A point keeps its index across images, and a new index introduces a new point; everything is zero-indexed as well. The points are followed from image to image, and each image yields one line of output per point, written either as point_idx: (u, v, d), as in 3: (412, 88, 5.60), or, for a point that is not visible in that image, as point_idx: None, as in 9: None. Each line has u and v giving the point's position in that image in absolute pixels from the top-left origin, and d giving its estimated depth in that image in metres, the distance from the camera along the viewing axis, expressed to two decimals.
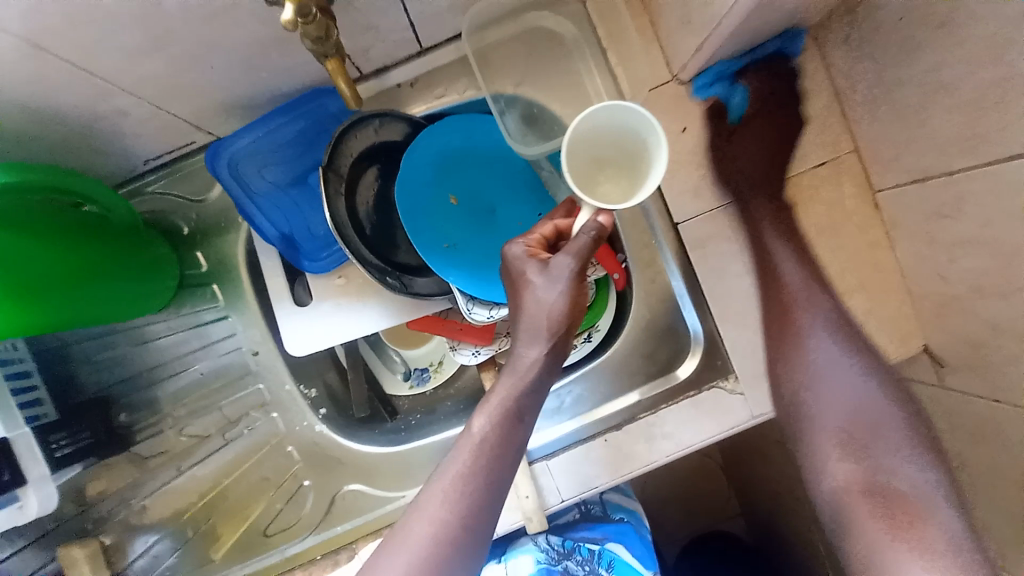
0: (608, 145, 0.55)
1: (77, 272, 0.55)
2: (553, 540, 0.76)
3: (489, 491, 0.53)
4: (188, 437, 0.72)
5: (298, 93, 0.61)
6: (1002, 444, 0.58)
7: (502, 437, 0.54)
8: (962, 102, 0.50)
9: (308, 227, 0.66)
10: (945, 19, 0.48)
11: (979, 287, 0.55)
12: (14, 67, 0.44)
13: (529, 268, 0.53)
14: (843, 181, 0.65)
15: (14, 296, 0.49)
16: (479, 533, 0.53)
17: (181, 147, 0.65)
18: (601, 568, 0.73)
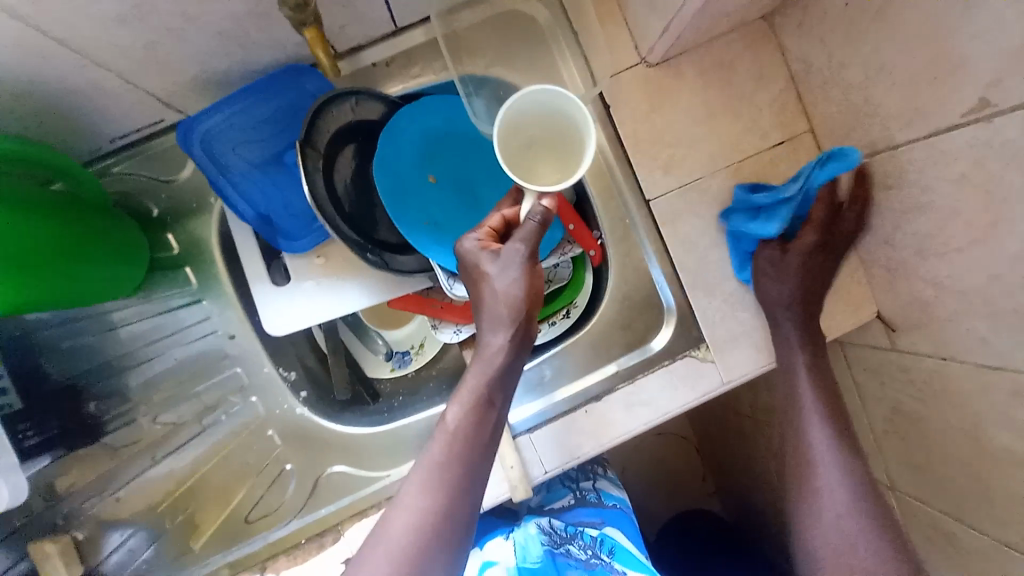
0: (539, 125, 0.57)
1: (61, 250, 0.54)
2: (555, 524, 0.79)
3: (470, 478, 0.54)
4: (163, 425, 0.69)
5: (273, 69, 0.61)
6: (950, 399, 0.62)
7: (476, 423, 0.55)
8: (901, 80, 0.55)
9: (285, 207, 0.66)
10: (883, 5, 0.52)
11: (923, 252, 0.60)
12: None
13: (481, 261, 0.54)
14: (801, 158, 0.70)
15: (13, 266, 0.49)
16: (462, 520, 0.53)
17: (149, 127, 0.64)
18: (604, 554, 0.75)
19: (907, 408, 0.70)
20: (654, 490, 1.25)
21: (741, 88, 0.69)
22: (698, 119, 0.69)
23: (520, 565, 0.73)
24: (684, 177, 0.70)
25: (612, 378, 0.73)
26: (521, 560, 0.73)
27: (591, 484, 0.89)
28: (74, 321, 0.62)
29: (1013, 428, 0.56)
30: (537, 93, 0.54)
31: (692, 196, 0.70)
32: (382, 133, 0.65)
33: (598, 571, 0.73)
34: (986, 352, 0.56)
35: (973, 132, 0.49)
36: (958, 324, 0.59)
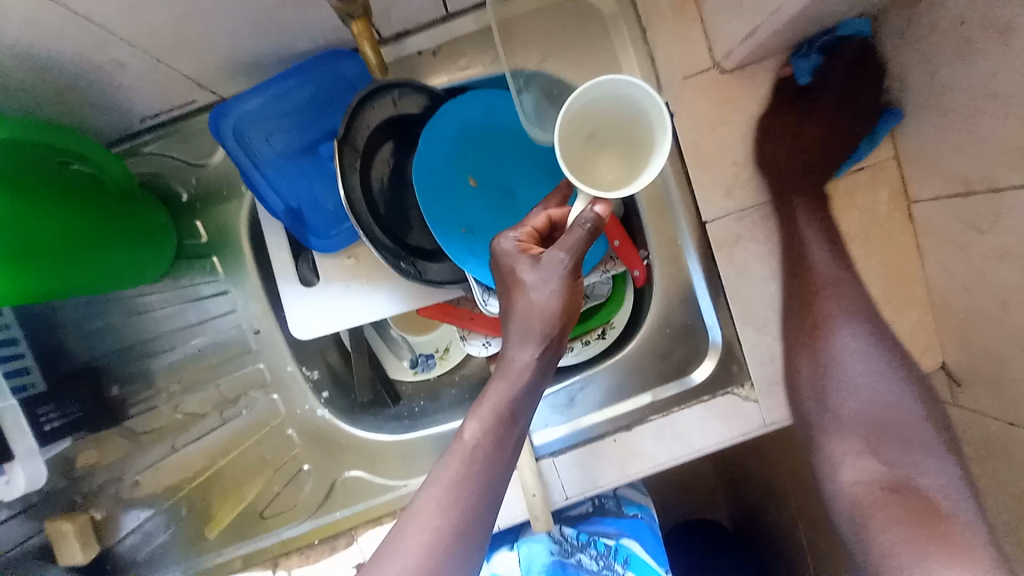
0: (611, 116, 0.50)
1: (65, 239, 0.50)
2: (567, 533, 0.78)
3: (487, 497, 0.50)
4: (183, 415, 0.68)
5: (313, 55, 0.56)
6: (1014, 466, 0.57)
7: (496, 440, 0.52)
8: (1008, 114, 0.48)
9: (316, 202, 0.62)
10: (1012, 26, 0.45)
11: (1008, 306, 0.54)
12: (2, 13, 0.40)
13: (520, 267, 0.51)
14: (879, 186, 0.64)
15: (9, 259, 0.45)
16: (474, 542, 0.50)
17: (180, 107, 0.60)
18: (618, 564, 0.74)
19: None
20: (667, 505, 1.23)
21: None
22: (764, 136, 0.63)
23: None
24: (742, 199, 0.64)
25: (646, 408, 0.69)
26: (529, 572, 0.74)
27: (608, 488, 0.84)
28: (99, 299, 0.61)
29: None
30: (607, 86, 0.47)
31: (748, 218, 0.65)
32: (424, 132, 0.60)
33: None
34: None
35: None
36: None
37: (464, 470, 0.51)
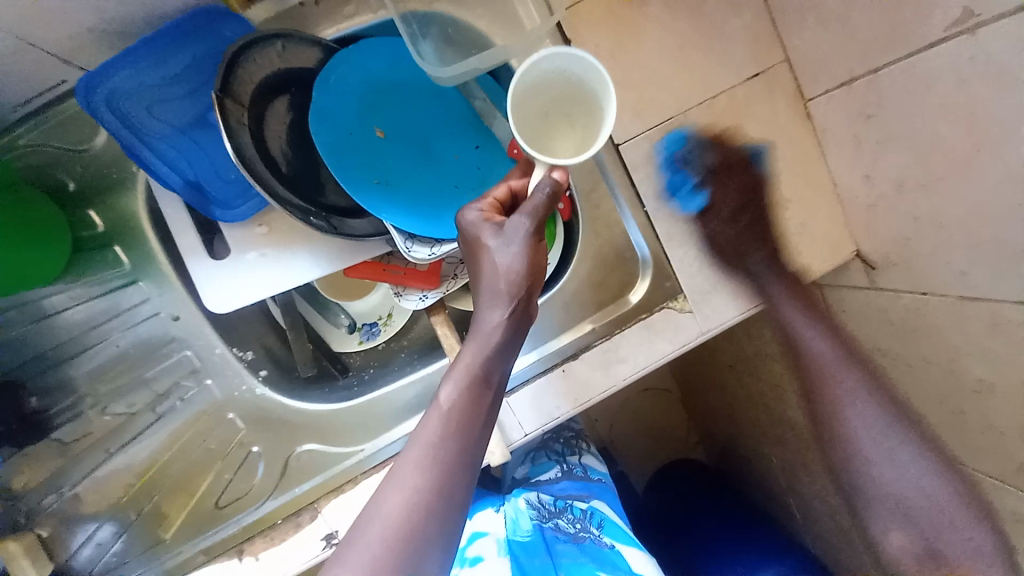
0: (581, 111, 0.51)
1: None
2: (544, 500, 0.81)
3: (465, 453, 0.48)
4: (114, 417, 0.66)
5: (181, 13, 0.54)
6: (934, 341, 0.61)
7: (473, 401, 0.50)
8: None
9: (216, 172, 0.60)
10: None
11: (901, 184, 0.57)
12: None
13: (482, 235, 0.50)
14: (776, 93, 0.65)
15: None
16: (455, 500, 0.47)
17: (52, 90, 0.57)
18: (593, 526, 0.77)
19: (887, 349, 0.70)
20: (642, 445, 1.27)
21: (712, 16, 0.63)
22: (669, 55, 0.63)
23: (510, 537, 0.75)
24: (656, 119, 0.64)
25: (585, 337, 0.70)
26: (511, 533, 0.76)
27: (577, 458, 0.94)
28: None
29: (997, 363, 0.55)
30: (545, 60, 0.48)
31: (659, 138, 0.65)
32: (318, 83, 0.59)
33: (588, 543, 0.73)
34: (965, 285, 0.55)
35: (955, 49, 0.46)
36: (937, 257, 0.57)
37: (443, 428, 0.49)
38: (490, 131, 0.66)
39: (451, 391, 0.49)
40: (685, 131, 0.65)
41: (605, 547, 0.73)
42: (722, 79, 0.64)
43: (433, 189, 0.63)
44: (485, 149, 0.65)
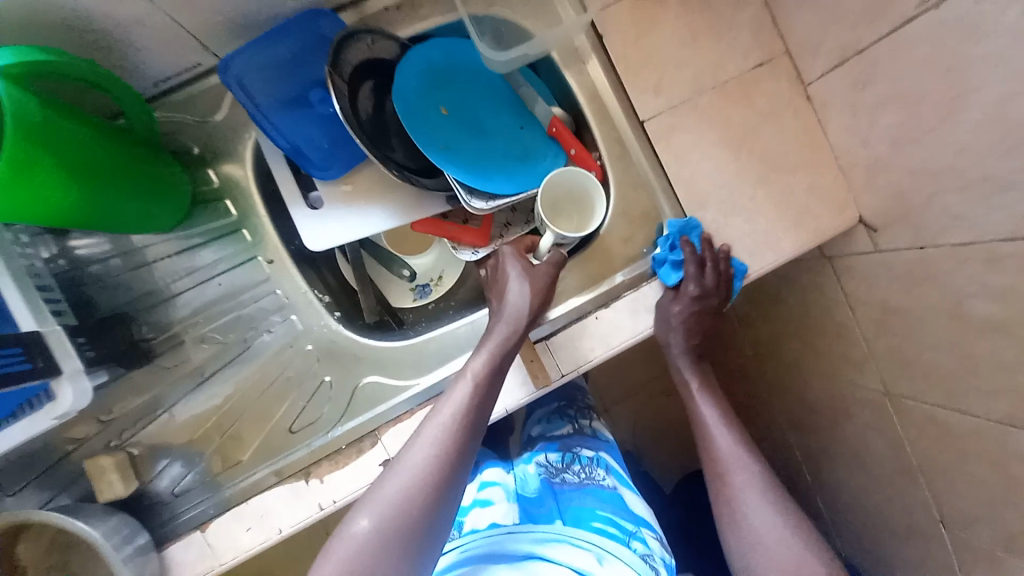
0: (576, 206, 0.80)
1: (99, 168, 0.57)
2: (551, 458, 0.85)
3: (479, 422, 0.63)
4: (209, 346, 0.79)
5: (292, 16, 0.67)
6: (941, 288, 0.67)
7: (490, 378, 0.66)
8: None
9: (313, 139, 0.72)
10: None
11: (897, 145, 0.65)
12: None
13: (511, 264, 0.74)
14: (779, 78, 0.74)
15: (56, 179, 0.52)
16: (468, 453, 0.62)
17: (187, 71, 0.69)
18: (598, 471, 0.81)
19: (898, 307, 0.75)
20: (663, 438, 1.30)
21: (720, 13, 0.73)
22: (684, 44, 0.73)
23: (518, 492, 0.79)
24: (673, 100, 0.73)
25: (572, 312, 0.78)
26: (520, 489, 0.80)
27: (588, 421, 0.94)
28: (111, 255, 0.74)
29: (994, 298, 0.61)
30: (560, 174, 0.76)
31: (681, 115, 0.74)
32: (399, 68, 0.71)
33: (592, 486, 0.77)
34: (961, 230, 0.62)
35: (929, 21, 0.55)
36: (935, 208, 0.64)
37: (464, 400, 0.64)
38: (532, 114, 0.79)
39: (475, 370, 0.66)
40: (700, 109, 0.74)
41: (608, 488, 0.77)
42: (732, 65, 0.74)
43: (488, 157, 0.75)
44: (528, 129, 0.79)
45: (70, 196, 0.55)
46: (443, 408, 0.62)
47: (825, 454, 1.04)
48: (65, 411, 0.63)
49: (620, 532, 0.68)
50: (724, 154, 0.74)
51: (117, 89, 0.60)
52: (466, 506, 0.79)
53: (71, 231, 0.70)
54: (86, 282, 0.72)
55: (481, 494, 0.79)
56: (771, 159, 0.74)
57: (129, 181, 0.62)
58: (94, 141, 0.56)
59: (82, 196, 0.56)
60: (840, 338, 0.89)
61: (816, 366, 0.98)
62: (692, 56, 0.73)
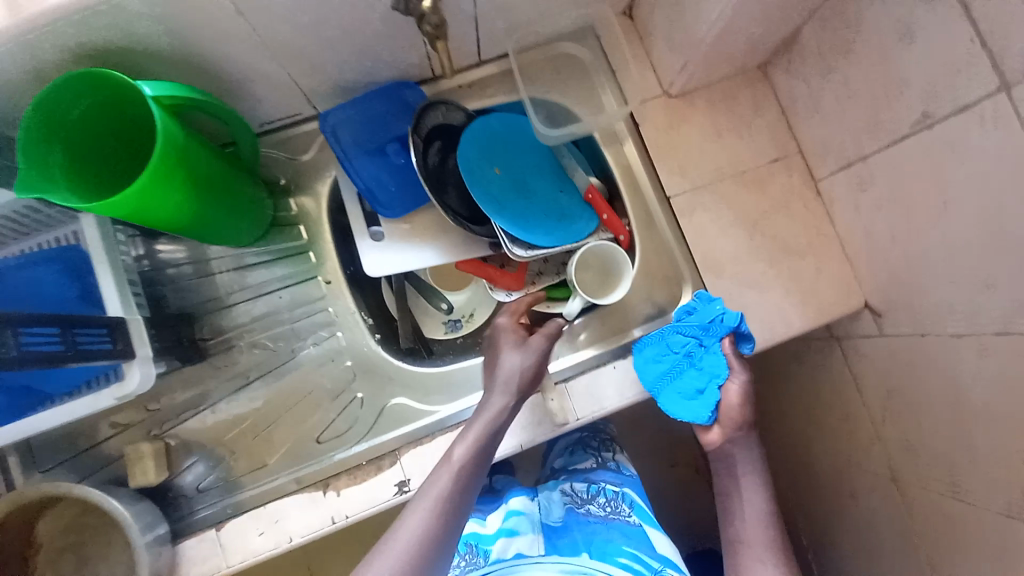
0: (602, 263, 0.89)
1: (211, 182, 0.67)
2: (577, 488, 0.86)
3: (463, 508, 0.64)
4: (258, 352, 0.85)
5: (382, 84, 0.81)
6: (941, 374, 0.72)
7: (476, 461, 0.67)
8: (863, 100, 0.70)
9: (383, 181, 0.83)
10: (847, 49, 0.70)
11: (897, 240, 0.73)
12: (228, 45, 0.63)
13: (505, 339, 0.76)
14: (792, 174, 0.85)
15: (181, 186, 0.62)
16: (452, 540, 0.62)
17: (289, 117, 0.81)
18: (623, 507, 0.80)
19: (901, 390, 0.79)
20: (669, 508, 1.28)
21: (742, 116, 0.85)
22: (710, 137, 0.85)
23: (543, 520, 0.80)
24: (698, 181, 0.84)
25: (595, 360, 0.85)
26: (545, 517, 0.81)
27: (613, 454, 0.94)
28: (185, 261, 0.83)
29: (987, 388, 0.66)
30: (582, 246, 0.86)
31: (703, 195, 0.84)
32: (465, 132, 0.84)
33: (617, 522, 0.77)
34: (957, 322, 0.68)
35: (921, 139, 0.65)
36: (932, 299, 0.71)
37: (451, 482, 0.65)
38: (572, 181, 0.90)
39: (461, 455, 0.67)
40: (722, 192, 0.84)
41: (633, 525, 0.77)
42: (751, 158, 0.85)
43: (531, 212, 0.86)
44: (567, 193, 0.89)
45: (186, 201, 0.64)
46: (430, 493, 0.63)
47: (832, 540, 1.02)
48: (131, 391, 0.70)
49: (645, 570, 0.69)
50: (740, 232, 0.83)
51: (239, 133, 0.70)
52: (490, 534, 0.77)
53: (160, 236, 0.81)
54: (162, 283, 0.81)
55: (506, 524, 0.78)
56: (782, 242, 0.83)
57: (228, 196, 0.71)
58: (212, 162, 0.67)
59: (193, 203, 0.65)
60: (847, 418, 0.93)
61: (824, 444, 1.00)
62: (716, 148, 0.85)
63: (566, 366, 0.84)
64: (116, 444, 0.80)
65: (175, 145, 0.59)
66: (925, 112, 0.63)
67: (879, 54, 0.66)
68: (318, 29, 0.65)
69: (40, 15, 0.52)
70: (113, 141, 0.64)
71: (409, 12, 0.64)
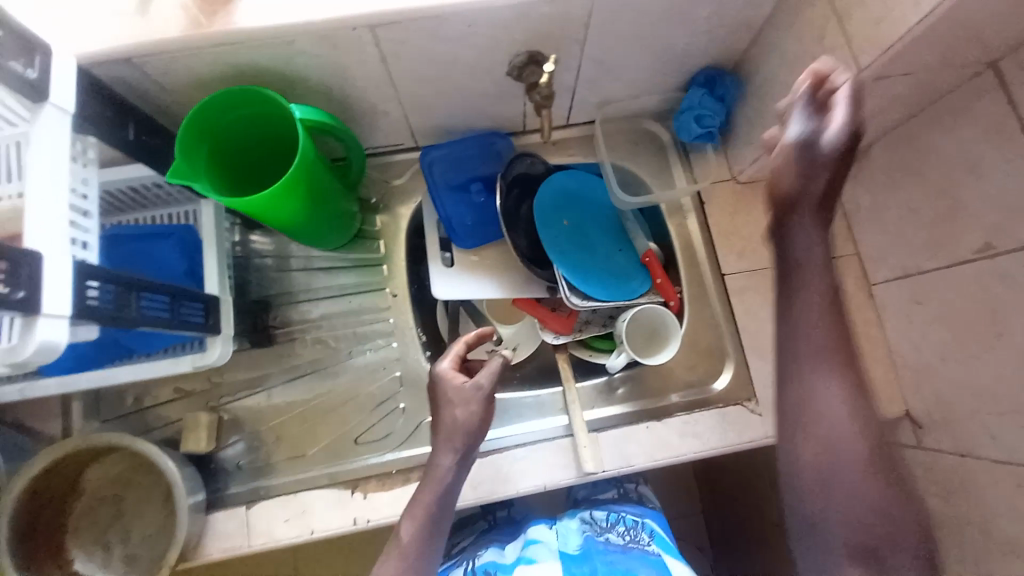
0: (651, 325, 0.92)
1: (322, 193, 0.75)
2: (597, 516, 0.88)
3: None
4: (317, 348, 0.91)
5: (478, 130, 0.90)
6: (978, 496, 0.72)
7: (426, 538, 0.67)
8: (928, 219, 0.74)
9: (463, 214, 0.91)
10: (917, 171, 0.74)
11: (945, 357, 0.75)
12: (365, 84, 0.73)
13: (446, 386, 0.71)
14: (845, 274, 0.88)
15: (302, 194, 0.70)
16: None
17: (391, 146, 0.91)
18: (643, 535, 0.84)
19: (932, 505, 0.79)
20: None
21: None
22: None
23: (561, 548, 0.82)
24: (754, 265, 0.89)
25: (626, 415, 0.88)
26: (563, 545, 0.83)
27: (634, 486, 0.99)
28: (268, 255, 0.92)
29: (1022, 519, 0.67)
30: (633, 309, 0.90)
31: (757, 278, 0.88)
32: (543, 183, 0.91)
33: (636, 551, 0.80)
34: (999, 448, 0.69)
35: (982, 266, 0.68)
36: (974, 421, 0.72)
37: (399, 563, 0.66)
38: (632, 242, 0.96)
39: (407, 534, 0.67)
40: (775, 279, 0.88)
41: (653, 555, 0.80)
42: None
43: (592, 265, 0.91)
44: (627, 252, 0.94)
45: (301, 207, 0.72)
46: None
47: None
48: (209, 364, 0.77)
49: None
50: None
51: (353, 155, 0.79)
52: (509, 562, 0.81)
53: (255, 229, 0.92)
54: (248, 270, 0.91)
55: (525, 551, 0.81)
56: None
57: (331, 206, 0.79)
58: (327, 177, 0.75)
59: (305, 209, 0.73)
60: None
61: None
62: None
63: (593, 418, 0.88)
64: (175, 410, 0.87)
65: (308, 159, 0.68)
66: (989, 243, 0.67)
67: (949, 181, 0.70)
68: (441, 82, 0.75)
69: (229, 37, 0.60)
70: (248, 143, 0.72)
71: (519, 78, 0.76)
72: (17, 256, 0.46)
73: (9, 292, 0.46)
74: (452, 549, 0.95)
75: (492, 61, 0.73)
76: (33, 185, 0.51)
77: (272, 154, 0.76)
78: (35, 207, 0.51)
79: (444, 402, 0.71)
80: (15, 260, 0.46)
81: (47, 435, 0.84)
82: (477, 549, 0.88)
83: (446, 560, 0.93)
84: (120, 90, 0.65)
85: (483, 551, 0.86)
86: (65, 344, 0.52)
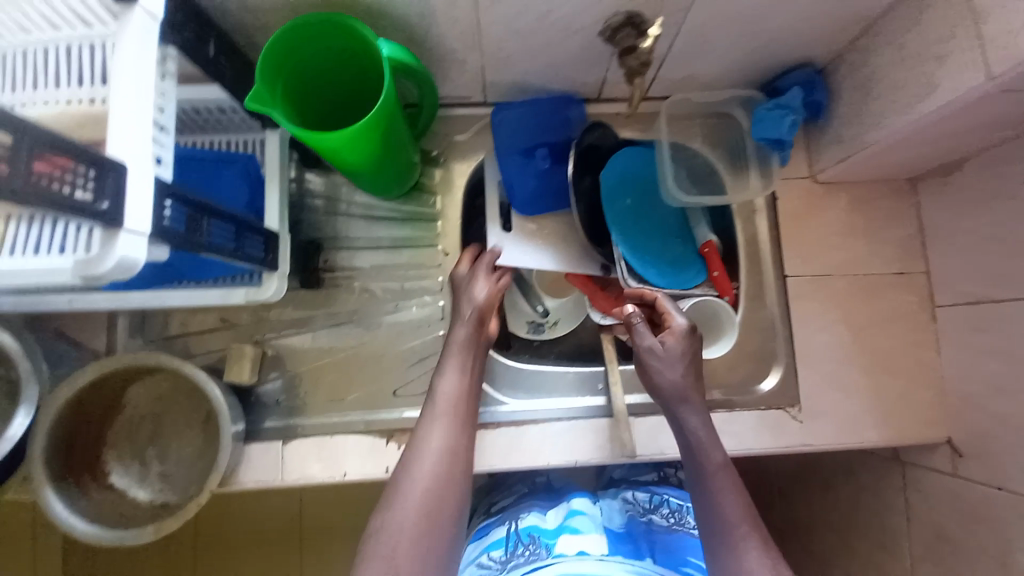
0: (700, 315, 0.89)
1: (394, 139, 0.72)
2: (640, 497, 0.90)
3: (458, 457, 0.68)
4: (362, 295, 0.91)
5: (553, 92, 0.86)
6: (1005, 531, 0.71)
7: (460, 403, 0.72)
8: (1011, 247, 0.71)
9: (527, 179, 0.88)
10: (1012, 196, 0.70)
11: (1000, 390, 0.73)
12: (451, 28, 0.69)
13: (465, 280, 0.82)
14: (910, 292, 0.85)
15: (379, 139, 0.68)
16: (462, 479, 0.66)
17: (460, 99, 0.88)
18: (688, 518, 0.86)
19: (950, 532, 0.79)
20: None
21: (879, 221, 0.86)
22: (841, 233, 0.86)
23: (605, 524, 0.84)
24: (817, 270, 0.86)
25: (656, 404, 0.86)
26: (607, 522, 0.85)
27: (675, 472, 1.01)
28: (321, 196, 0.91)
29: None
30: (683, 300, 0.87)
31: (817, 284, 0.86)
32: (613, 157, 0.87)
33: (681, 533, 0.83)
34: None
35: None
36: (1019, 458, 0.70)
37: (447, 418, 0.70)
38: (692, 232, 0.91)
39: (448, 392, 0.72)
40: (835, 287, 0.85)
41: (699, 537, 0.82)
42: (877, 263, 0.85)
43: (653, 249, 0.88)
44: (686, 241, 0.91)
45: (375, 152, 0.70)
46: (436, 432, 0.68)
47: None
48: (262, 299, 0.77)
49: None
50: (840, 331, 0.84)
51: (427, 101, 0.75)
52: (552, 529, 0.82)
53: (311, 167, 0.90)
54: (302, 209, 0.90)
55: (569, 521, 0.83)
56: (883, 351, 0.84)
57: (399, 154, 0.77)
58: (400, 123, 0.72)
59: (378, 155, 0.71)
60: (884, 546, 0.91)
61: (850, 564, 0.98)
62: (843, 244, 0.86)
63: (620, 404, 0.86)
64: (220, 338, 0.88)
65: (387, 103, 0.64)
66: None
67: None
68: (527, 36, 0.71)
69: None
70: (325, 80, 0.70)
71: (609, 40, 0.72)
72: (102, 164, 0.45)
73: (93, 202, 0.44)
74: (491, 508, 0.98)
75: (584, 19, 0.68)
76: (117, 92, 0.49)
77: (339, 88, 0.72)
78: (117, 119, 0.49)
79: (466, 293, 0.81)
80: (102, 168, 0.45)
81: (92, 349, 0.85)
82: (519, 511, 0.89)
83: (488, 518, 0.95)
84: (204, 3, 0.63)
85: (524, 513, 0.87)
86: (142, 261, 0.51)
